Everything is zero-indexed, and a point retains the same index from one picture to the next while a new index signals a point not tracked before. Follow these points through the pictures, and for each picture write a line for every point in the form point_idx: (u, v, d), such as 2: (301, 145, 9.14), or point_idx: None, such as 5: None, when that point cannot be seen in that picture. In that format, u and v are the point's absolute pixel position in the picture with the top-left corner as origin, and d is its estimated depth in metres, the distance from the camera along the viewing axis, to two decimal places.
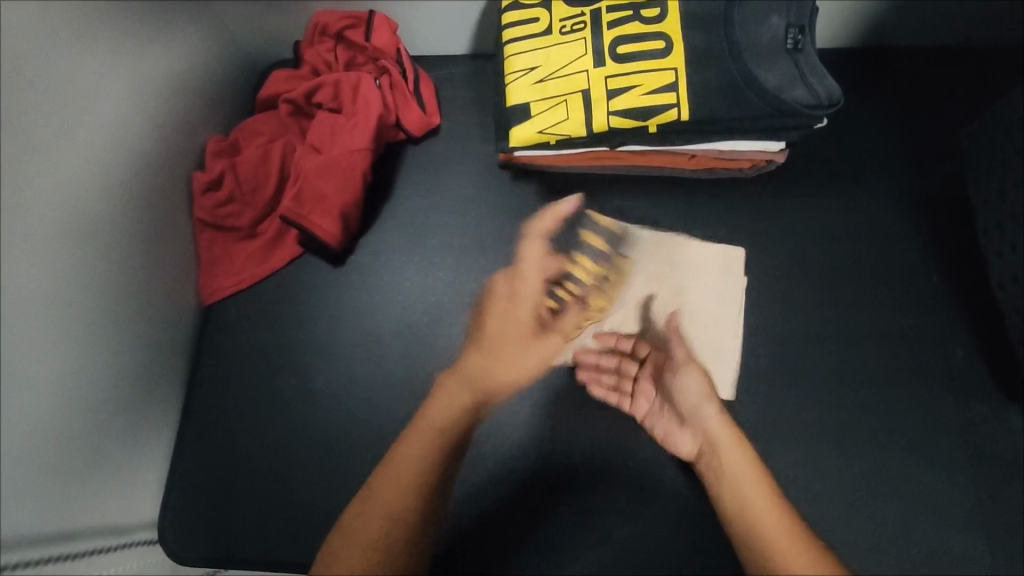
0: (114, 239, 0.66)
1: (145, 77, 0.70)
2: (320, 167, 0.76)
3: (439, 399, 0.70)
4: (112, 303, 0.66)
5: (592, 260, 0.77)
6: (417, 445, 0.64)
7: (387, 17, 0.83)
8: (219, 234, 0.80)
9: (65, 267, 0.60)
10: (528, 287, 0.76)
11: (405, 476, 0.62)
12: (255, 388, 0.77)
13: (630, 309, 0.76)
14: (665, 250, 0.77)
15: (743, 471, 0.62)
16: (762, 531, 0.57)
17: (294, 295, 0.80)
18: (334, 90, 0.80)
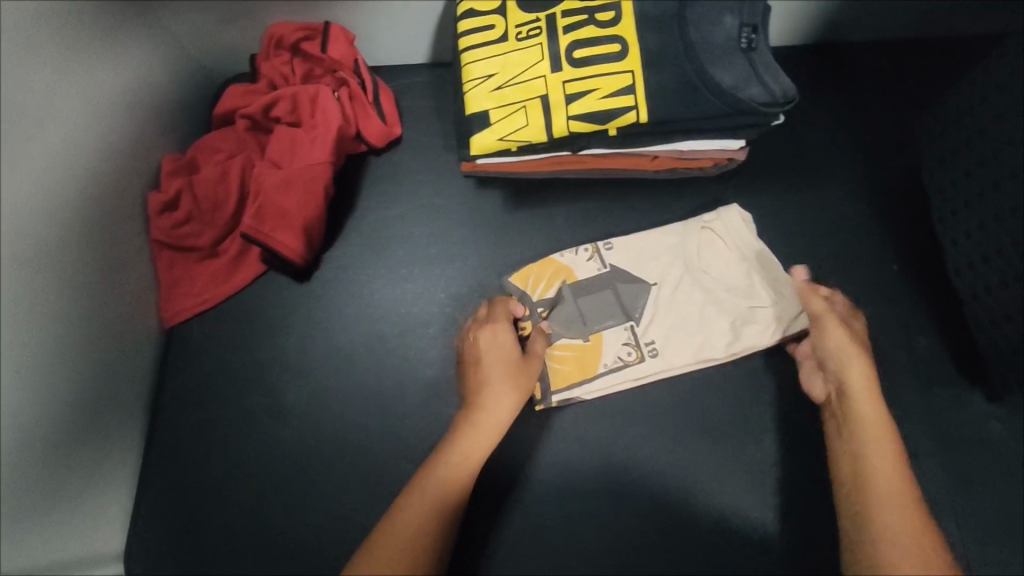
0: (61, 263, 0.63)
1: (87, 95, 0.67)
2: (280, 183, 0.75)
3: (474, 418, 0.63)
4: (64, 332, 0.64)
5: (666, 238, 0.77)
6: (478, 450, 0.61)
7: (343, 27, 0.82)
8: (178, 255, 0.78)
9: (17, 297, 0.57)
10: (484, 340, 0.68)
11: (463, 474, 0.59)
12: (223, 410, 0.75)
13: (675, 305, 0.74)
14: (729, 238, 0.76)
15: (874, 460, 0.57)
16: (870, 477, 0.56)
17: (259, 313, 0.79)
18: (292, 104, 0.78)
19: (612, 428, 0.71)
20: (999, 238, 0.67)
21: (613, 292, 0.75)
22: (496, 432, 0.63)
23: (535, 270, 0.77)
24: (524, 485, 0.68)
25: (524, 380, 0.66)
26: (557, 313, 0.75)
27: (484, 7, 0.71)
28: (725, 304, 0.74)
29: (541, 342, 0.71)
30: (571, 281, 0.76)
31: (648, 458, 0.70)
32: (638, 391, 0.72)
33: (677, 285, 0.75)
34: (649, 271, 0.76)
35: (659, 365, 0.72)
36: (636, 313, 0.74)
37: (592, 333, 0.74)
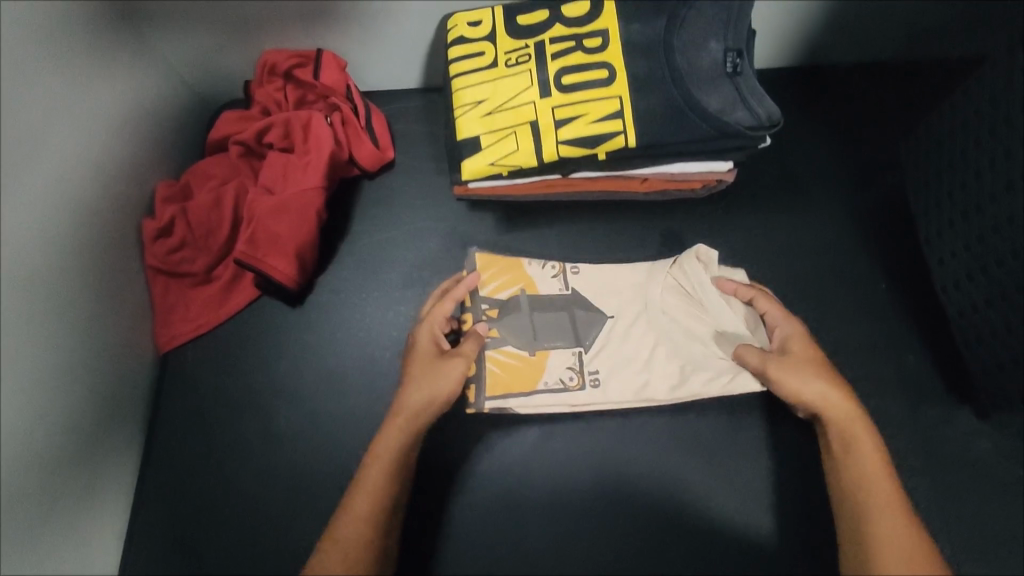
0: (58, 292, 0.63)
1: (82, 124, 0.68)
2: (273, 209, 0.75)
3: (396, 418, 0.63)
4: (60, 362, 0.63)
5: (629, 274, 0.78)
6: (395, 445, 0.62)
7: (335, 54, 0.83)
8: (172, 281, 0.78)
9: (19, 330, 0.58)
10: (421, 334, 0.69)
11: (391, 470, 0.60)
12: (217, 435, 0.75)
13: (625, 340, 0.75)
14: (689, 281, 0.76)
15: (867, 472, 0.59)
16: (867, 488, 0.58)
17: (253, 337, 0.79)
18: (285, 130, 0.79)
19: (602, 446, 0.72)
20: (984, 257, 0.68)
21: (569, 315, 0.76)
22: (417, 425, 0.63)
23: (499, 264, 0.77)
24: (515, 506, 0.70)
25: (446, 370, 0.65)
26: (505, 317, 0.75)
27: (472, 35, 0.72)
28: (676, 347, 0.74)
29: (473, 342, 0.69)
30: (529, 291, 0.76)
31: (637, 477, 0.71)
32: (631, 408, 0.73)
33: (630, 322, 0.76)
34: (610, 303, 0.76)
35: (599, 395, 0.72)
36: (587, 341, 0.75)
37: (538, 349, 0.74)
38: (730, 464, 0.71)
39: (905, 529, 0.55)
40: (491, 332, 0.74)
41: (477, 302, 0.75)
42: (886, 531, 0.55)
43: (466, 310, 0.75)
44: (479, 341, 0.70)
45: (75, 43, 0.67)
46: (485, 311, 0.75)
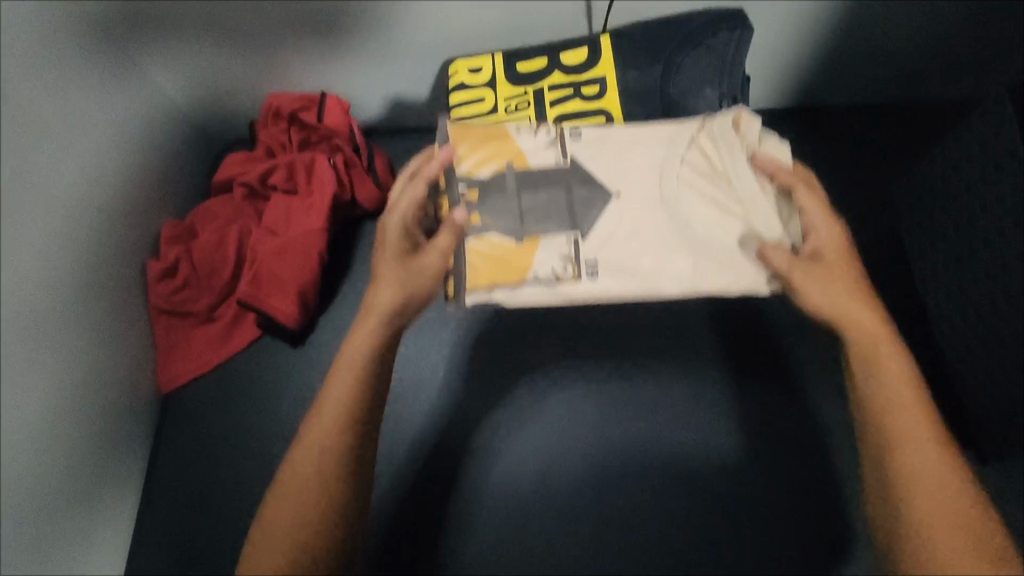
0: (61, 336, 0.64)
1: (91, 170, 0.70)
2: (276, 251, 0.76)
3: (361, 325, 0.58)
4: (61, 406, 0.64)
5: (641, 149, 0.65)
6: (356, 362, 0.56)
7: (338, 97, 0.84)
8: (176, 321, 0.79)
9: (26, 378, 0.59)
10: (391, 222, 0.62)
11: (356, 388, 0.55)
12: (218, 475, 0.76)
13: (634, 219, 0.62)
14: (717, 156, 0.63)
15: (907, 403, 0.53)
16: (902, 416, 0.52)
17: (254, 377, 0.80)
18: (288, 172, 0.80)
19: (602, 488, 0.72)
20: (978, 302, 0.69)
21: (565, 193, 0.63)
22: (384, 329, 0.58)
23: (482, 138, 0.65)
24: (516, 549, 0.70)
25: (419, 271, 0.60)
26: (490, 201, 0.63)
27: (473, 81, 0.73)
28: (699, 229, 0.61)
29: (446, 236, 0.61)
30: (519, 164, 0.64)
31: (636, 518, 0.70)
32: (631, 448, 0.73)
33: (644, 200, 0.63)
34: (615, 180, 0.63)
35: (597, 287, 0.61)
36: (586, 225, 0.62)
37: (527, 235, 0.62)
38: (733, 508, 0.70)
39: (946, 481, 0.49)
40: (471, 218, 0.62)
41: (453, 182, 0.64)
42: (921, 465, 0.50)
43: (441, 195, 0.65)
44: (456, 237, 0.61)
45: (82, 92, 0.69)
46: (462, 194, 0.64)
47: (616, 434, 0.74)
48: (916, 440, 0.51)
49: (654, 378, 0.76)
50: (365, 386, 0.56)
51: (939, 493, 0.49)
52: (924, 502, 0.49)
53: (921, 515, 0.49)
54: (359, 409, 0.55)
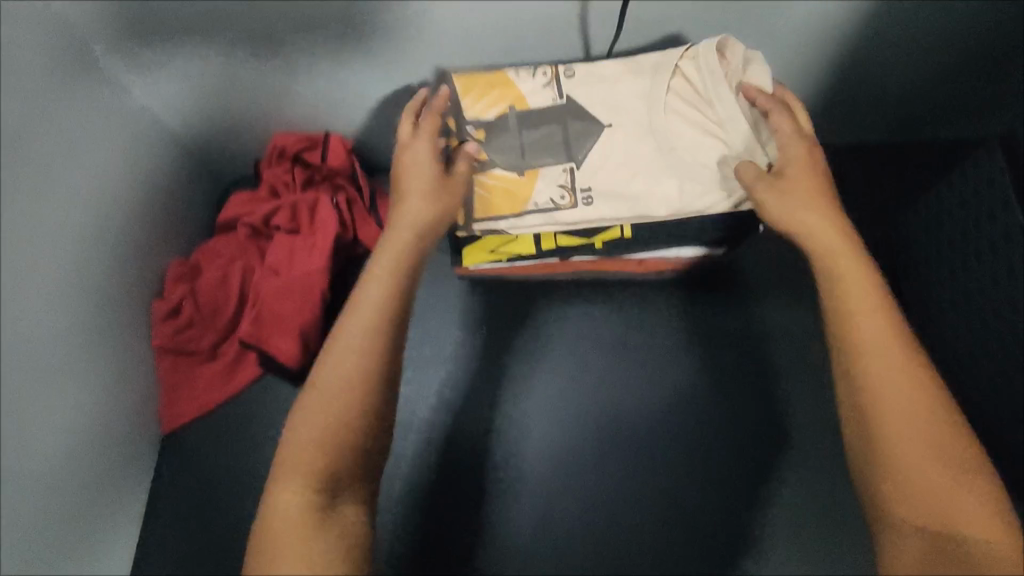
0: (57, 393, 0.64)
1: (83, 223, 0.69)
2: (280, 292, 0.77)
3: (384, 252, 0.60)
4: (59, 464, 0.64)
5: (627, 77, 0.68)
6: (379, 293, 0.56)
7: (342, 138, 0.86)
8: (179, 359, 0.80)
9: (31, 431, 0.60)
10: (414, 149, 0.64)
11: (378, 319, 0.55)
12: (222, 516, 0.77)
13: (624, 152, 0.66)
14: (702, 80, 0.65)
15: (875, 326, 0.54)
16: (870, 338, 0.54)
17: (257, 418, 0.80)
18: (292, 213, 0.81)
19: (604, 530, 0.75)
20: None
21: (561, 128, 0.67)
22: (404, 255, 0.59)
23: (482, 84, 0.69)
24: None
25: (437, 193, 0.63)
26: (495, 141, 0.68)
27: None
28: (681, 154, 0.65)
29: (464, 163, 0.65)
30: (520, 105, 0.68)
31: (634, 558, 0.74)
32: (630, 491, 0.76)
33: (633, 128, 0.67)
34: (607, 112, 0.68)
35: (590, 213, 0.67)
36: (579, 155, 0.67)
37: (525, 167, 0.67)
38: (722, 545, 0.74)
39: (912, 387, 0.52)
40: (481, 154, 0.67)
41: (461, 125, 0.68)
42: (892, 383, 0.52)
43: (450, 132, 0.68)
44: (469, 164, 0.66)
45: (73, 144, 0.68)
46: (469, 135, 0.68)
47: (616, 475, 0.77)
48: (881, 350, 0.53)
49: (652, 421, 0.79)
50: (388, 316, 0.55)
51: (910, 409, 0.51)
52: (889, 407, 0.51)
53: (895, 438, 0.51)
54: (384, 344, 0.54)
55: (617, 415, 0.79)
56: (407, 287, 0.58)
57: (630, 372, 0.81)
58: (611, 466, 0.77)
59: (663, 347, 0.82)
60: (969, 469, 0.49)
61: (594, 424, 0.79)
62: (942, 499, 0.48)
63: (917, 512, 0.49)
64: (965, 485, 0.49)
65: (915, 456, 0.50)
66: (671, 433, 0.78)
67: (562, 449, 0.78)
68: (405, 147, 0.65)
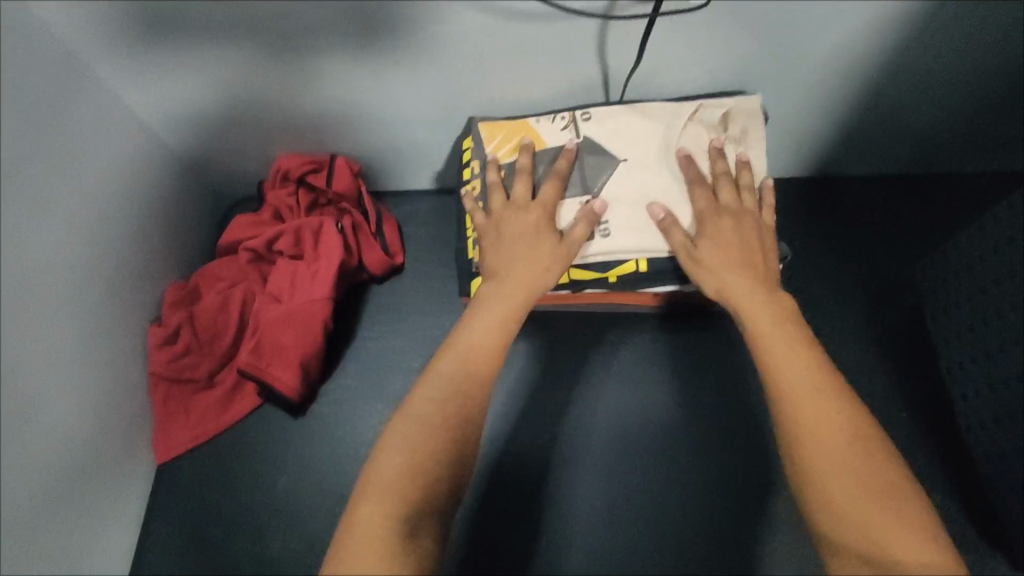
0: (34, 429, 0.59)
1: (72, 248, 0.65)
2: (280, 319, 0.74)
3: (492, 297, 0.57)
4: (32, 507, 0.59)
5: (644, 113, 0.68)
6: (484, 331, 0.54)
7: (348, 161, 0.83)
8: (174, 387, 0.77)
9: (19, 465, 0.57)
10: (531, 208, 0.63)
11: (479, 360, 0.52)
12: (212, 553, 0.73)
13: (641, 187, 0.65)
14: (718, 122, 0.67)
15: (787, 360, 0.51)
16: (783, 370, 0.51)
17: (252, 449, 0.77)
18: (295, 238, 0.79)
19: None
20: (997, 409, 0.65)
21: (577, 163, 0.67)
22: (514, 305, 0.56)
23: (504, 130, 0.71)
24: None
25: (551, 250, 0.61)
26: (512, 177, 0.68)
27: None
28: None
29: (586, 217, 0.63)
30: (538, 145, 0.69)
31: None
32: (641, 535, 0.73)
33: (648, 162, 0.66)
34: (623, 147, 0.67)
35: (608, 245, 0.65)
36: (596, 188, 0.66)
37: None
38: None
39: (835, 416, 0.48)
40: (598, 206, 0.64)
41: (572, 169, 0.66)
42: (813, 411, 0.48)
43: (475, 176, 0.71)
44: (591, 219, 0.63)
45: (71, 164, 0.65)
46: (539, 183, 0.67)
47: (627, 517, 0.74)
48: (803, 395, 0.49)
49: (665, 461, 0.75)
50: (483, 362, 0.52)
51: (831, 434, 0.47)
52: (811, 440, 0.47)
53: (819, 469, 0.47)
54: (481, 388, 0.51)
55: (637, 459, 0.76)
56: (511, 333, 0.55)
57: (643, 409, 0.78)
58: (632, 509, 0.74)
59: (676, 384, 0.78)
60: (895, 496, 0.45)
61: (609, 468, 0.76)
62: (886, 549, 0.43)
63: (859, 542, 0.44)
64: (897, 519, 0.44)
65: (841, 484, 0.46)
66: (696, 476, 0.75)
67: (582, 493, 0.75)
68: (512, 207, 0.64)
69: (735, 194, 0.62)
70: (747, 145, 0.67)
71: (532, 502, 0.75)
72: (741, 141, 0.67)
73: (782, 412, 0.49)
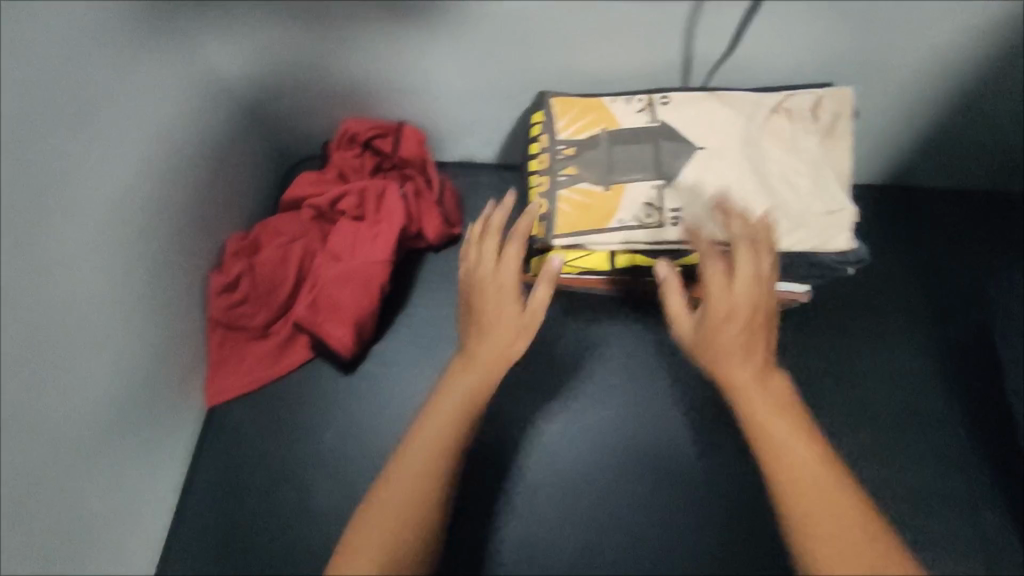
0: (89, 360, 0.60)
1: (144, 184, 0.66)
2: (339, 278, 0.76)
3: (478, 332, 0.57)
4: (89, 428, 0.61)
5: (726, 102, 0.67)
6: (488, 355, 0.56)
7: (415, 128, 0.84)
8: (232, 334, 0.79)
9: (76, 386, 0.59)
10: (494, 274, 0.59)
11: (470, 397, 0.55)
12: (258, 499, 0.75)
13: (715, 178, 0.65)
14: (800, 117, 0.66)
15: (790, 442, 0.48)
16: (787, 456, 0.48)
17: (301, 402, 0.79)
18: (358, 199, 0.80)
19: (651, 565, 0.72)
20: None
21: (653, 148, 0.67)
22: (494, 360, 0.56)
23: (577, 106, 0.70)
24: None
25: (515, 322, 0.58)
26: (583, 155, 0.68)
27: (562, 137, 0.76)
28: (774, 184, 0.64)
29: (546, 282, 0.59)
30: (612, 126, 0.69)
31: None
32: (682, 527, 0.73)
33: (725, 153, 0.66)
34: (702, 135, 0.66)
35: (677, 234, 0.65)
36: (669, 175, 0.66)
37: (613, 182, 0.67)
38: None
39: (839, 505, 0.46)
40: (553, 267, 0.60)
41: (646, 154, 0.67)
42: (814, 501, 0.46)
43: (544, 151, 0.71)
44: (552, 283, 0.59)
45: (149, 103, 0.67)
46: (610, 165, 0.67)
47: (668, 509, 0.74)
48: (807, 483, 0.46)
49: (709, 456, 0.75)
50: (480, 399, 0.56)
51: (835, 528, 0.45)
52: (814, 533, 0.45)
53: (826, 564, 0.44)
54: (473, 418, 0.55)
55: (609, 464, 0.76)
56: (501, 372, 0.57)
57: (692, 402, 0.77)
58: (582, 509, 0.74)
59: None
60: None
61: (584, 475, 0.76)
62: None
63: None
64: None
65: None
66: (637, 498, 0.74)
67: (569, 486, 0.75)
68: (479, 270, 0.60)
69: (753, 254, 0.56)
70: (834, 139, 0.65)
71: (575, 480, 0.75)
72: (825, 136, 0.65)
73: (780, 497, 0.47)
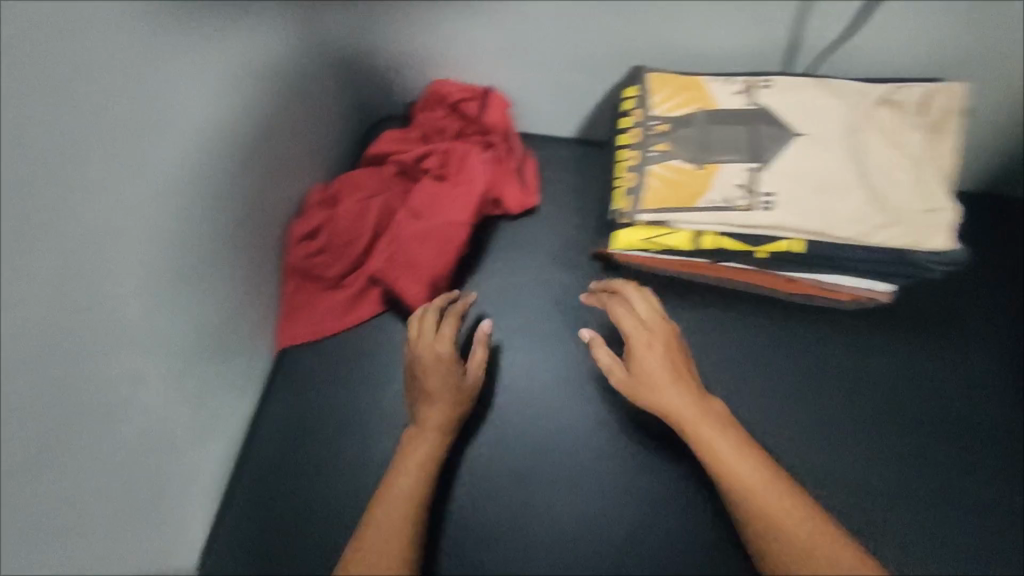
0: (194, 284, 0.60)
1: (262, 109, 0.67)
2: (419, 236, 0.77)
3: (422, 426, 0.65)
4: (185, 341, 0.60)
5: (831, 90, 0.66)
6: (421, 459, 0.63)
7: (503, 95, 0.85)
8: (306, 281, 0.81)
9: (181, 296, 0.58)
10: (435, 346, 0.69)
11: (423, 462, 0.63)
12: (321, 440, 0.75)
13: (814, 165, 0.64)
14: (908, 110, 0.65)
15: (735, 462, 0.57)
16: (734, 472, 0.56)
17: (370, 352, 0.79)
18: (442, 161, 0.81)
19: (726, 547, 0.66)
20: None
21: (751, 130, 0.66)
22: (444, 420, 0.66)
23: (673, 84, 0.70)
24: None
25: (461, 385, 0.68)
26: (677, 132, 0.68)
27: None
28: (876, 176, 0.63)
29: (483, 345, 0.72)
30: (708, 107, 0.68)
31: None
32: None
33: (826, 141, 0.65)
34: (805, 120, 0.66)
35: (769, 218, 0.63)
36: (766, 157, 0.65)
37: (707, 162, 0.66)
38: None
39: (785, 506, 0.54)
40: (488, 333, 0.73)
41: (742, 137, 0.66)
42: (770, 504, 0.54)
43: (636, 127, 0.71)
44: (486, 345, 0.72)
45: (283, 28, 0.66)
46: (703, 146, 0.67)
47: None
48: (753, 489, 0.55)
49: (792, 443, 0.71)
50: (433, 464, 0.64)
51: (794, 527, 0.53)
52: (775, 532, 0.53)
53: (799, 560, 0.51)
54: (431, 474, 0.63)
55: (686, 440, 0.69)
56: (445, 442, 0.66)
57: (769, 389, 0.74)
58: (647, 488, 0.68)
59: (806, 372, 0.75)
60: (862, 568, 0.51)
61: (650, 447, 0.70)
62: None
63: None
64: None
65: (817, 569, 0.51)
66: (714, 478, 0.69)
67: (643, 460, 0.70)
68: (423, 344, 0.69)
69: (641, 295, 0.70)
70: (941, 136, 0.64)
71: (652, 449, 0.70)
72: (932, 132, 0.64)
73: (741, 508, 0.55)
